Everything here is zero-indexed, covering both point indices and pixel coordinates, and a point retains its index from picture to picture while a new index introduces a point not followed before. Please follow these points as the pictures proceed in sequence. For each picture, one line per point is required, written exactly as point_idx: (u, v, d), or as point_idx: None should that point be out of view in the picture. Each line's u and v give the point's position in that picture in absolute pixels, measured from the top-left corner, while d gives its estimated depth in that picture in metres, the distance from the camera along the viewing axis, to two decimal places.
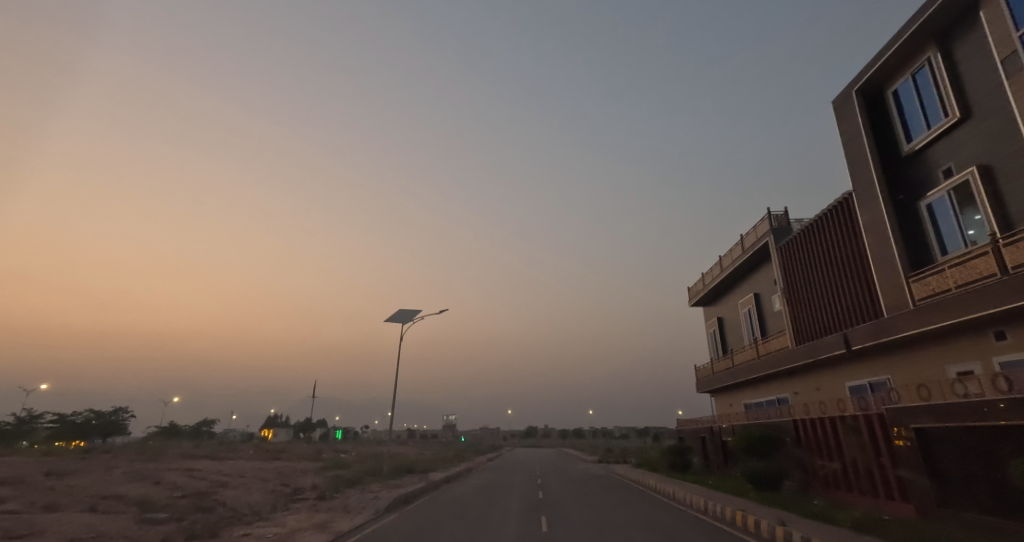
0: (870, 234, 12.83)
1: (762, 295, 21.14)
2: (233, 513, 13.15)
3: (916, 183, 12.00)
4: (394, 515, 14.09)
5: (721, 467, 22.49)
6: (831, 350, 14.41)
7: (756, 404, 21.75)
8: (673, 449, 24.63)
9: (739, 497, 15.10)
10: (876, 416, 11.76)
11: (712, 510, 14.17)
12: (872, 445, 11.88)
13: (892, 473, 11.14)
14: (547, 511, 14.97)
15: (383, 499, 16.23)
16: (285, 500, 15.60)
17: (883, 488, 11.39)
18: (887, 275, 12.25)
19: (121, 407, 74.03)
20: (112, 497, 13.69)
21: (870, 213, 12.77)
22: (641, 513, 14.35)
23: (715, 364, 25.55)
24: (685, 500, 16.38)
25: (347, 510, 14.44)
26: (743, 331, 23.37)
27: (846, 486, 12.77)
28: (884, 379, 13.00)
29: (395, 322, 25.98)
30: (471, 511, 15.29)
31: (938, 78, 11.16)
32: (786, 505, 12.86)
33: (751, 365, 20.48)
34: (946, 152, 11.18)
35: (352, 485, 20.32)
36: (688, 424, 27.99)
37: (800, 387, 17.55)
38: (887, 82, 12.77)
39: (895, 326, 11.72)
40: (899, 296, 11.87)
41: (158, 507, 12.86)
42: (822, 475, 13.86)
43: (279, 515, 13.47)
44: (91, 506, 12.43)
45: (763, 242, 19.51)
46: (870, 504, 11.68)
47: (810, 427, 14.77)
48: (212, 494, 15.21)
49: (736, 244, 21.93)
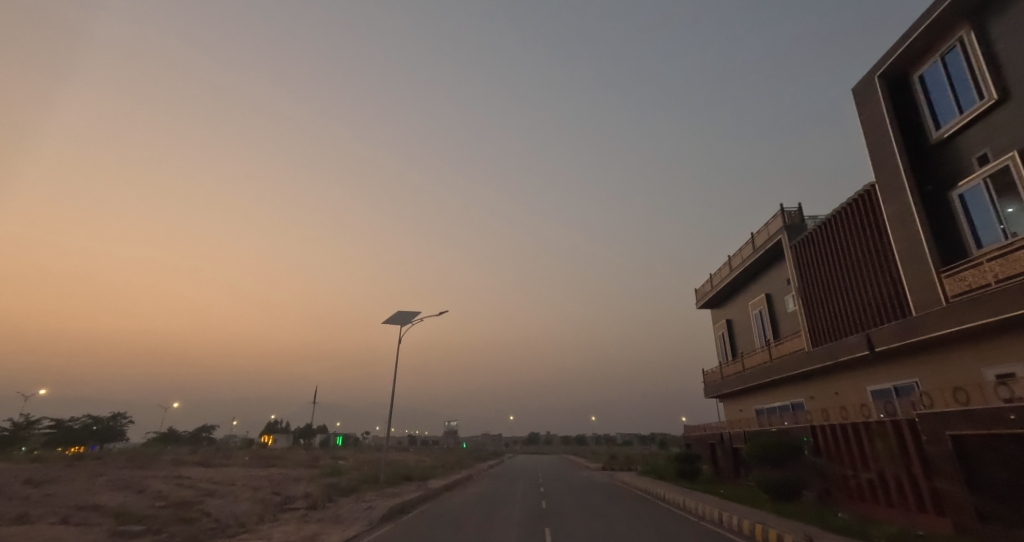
0: (895, 227, 12.05)
1: (774, 296, 20.33)
2: (217, 524, 12.34)
3: (945, 171, 11.24)
4: (388, 526, 13.23)
5: (732, 475, 21.61)
6: (852, 352, 13.59)
7: (769, 410, 20.88)
8: (680, 456, 23.73)
9: (755, 508, 14.26)
10: (905, 423, 10.95)
11: (728, 522, 13.33)
12: (902, 454, 11.04)
13: (926, 485, 10.27)
14: (551, 522, 14.10)
15: (377, 509, 15.35)
16: (274, 510, 14.80)
17: (915, 501, 10.54)
18: (914, 271, 11.47)
19: (121, 413, 74.45)
20: (89, 507, 12.90)
21: (894, 205, 12.02)
22: (651, 525, 13.53)
23: (724, 368, 24.70)
24: (697, 511, 15.54)
25: (339, 521, 13.63)
26: (753, 334, 22.54)
27: (872, 499, 11.91)
28: (911, 383, 12.20)
29: (393, 323, 25.15)
30: (471, 521, 14.45)
31: (971, 58, 10.40)
32: (809, 518, 11.99)
33: (763, 368, 19.64)
34: (980, 138, 10.44)
35: (347, 494, 19.51)
36: (695, 431, 27.15)
37: (816, 392, 16.74)
38: (913, 66, 12.03)
39: (925, 326, 10.91)
40: (928, 293, 11.09)
41: (136, 518, 12.07)
42: (846, 486, 13.02)
43: (265, 526, 12.65)
44: (64, 518, 11.64)
45: (776, 240, 18.73)
46: (900, 518, 10.83)
47: (830, 434, 13.94)
48: (197, 504, 14.37)
49: (746, 243, 21.18)
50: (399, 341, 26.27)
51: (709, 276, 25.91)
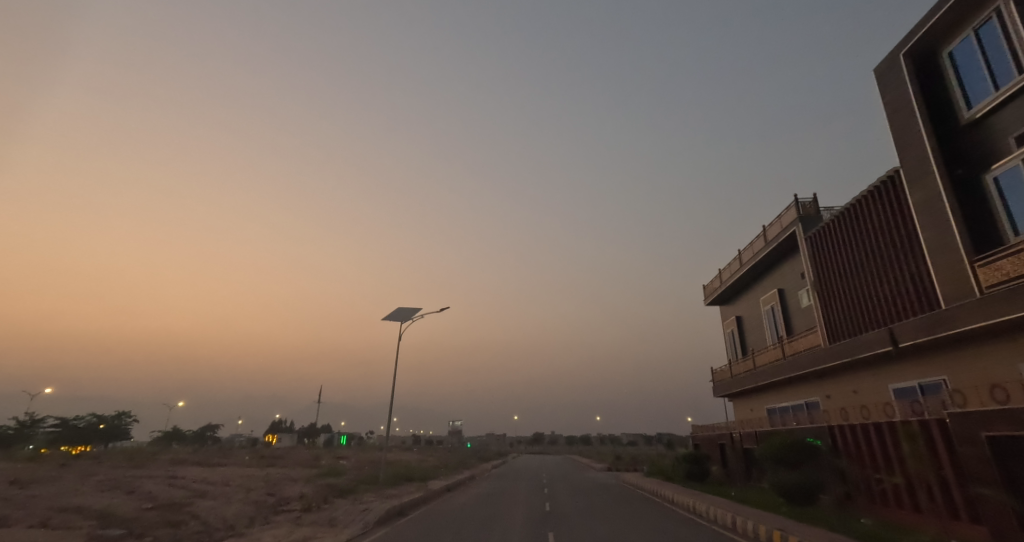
0: (922, 215, 11.30)
1: (788, 291, 19.54)
2: (205, 528, 11.73)
3: (978, 154, 10.50)
4: (384, 530, 12.58)
5: (743, 476, 20.85)
6: (874, 348, 12.84)
7: (782, 409, 20.06)
8: (689, 457, 22.94)
9: (771, 512, 13.54)
10: (935, 423, 10.23)
11: (742, 526, 12.61)
12: (931, 456, 10.31)
13: (959, 489, 9.55)
14: (555, 525, 13.42)
15: (373, 512, 14.70)
16: (268, 512, 14.22)
17: (946, 506, 9.82)
18: (944, 260, 10.72)
19: (125, 413, 74.58)
20: (72, 509, 12.32)
21: (921, 191, 11.29)
22: (659, 529, 12.86)
23: (734, 366, 23.90)
24: (709, 515, 14.78)
25: (333, 524, 12.98)
26: (765, 330, 21.74)
27: (897, 503, 11.19)
28: (939, 380, 11.48)
29: (393, 321, 24.51)
30: (470, 524, 13.78)
31: (1009, 29, 9.65)
32: (830, 524, 11.28)
33: (775, 366, 18.90)
34: (1017, 117, 9.71)
35: (344, 495, 18.91)
36: (703, 430, 26.39)
37: (834, 391, 15.99)
38: (942, 42, 11.29)
39: (956, 319, 10.17)
40: (960, 284, 10.34)
41: (120, 521, 11.45)
42: (868, 489, 12.29)
43: (255, 530, 12.04)
44: (43, 521, 11.04)
45: (790, 232, 17.96)
46: (930, 525, 10.08)
47: (850, 435, 13.18)
48: (186, 506, 13.78)
49: (758, 236, 20.39)
50: (399, 339, 25.62)
51: (719, 271, 25.12)
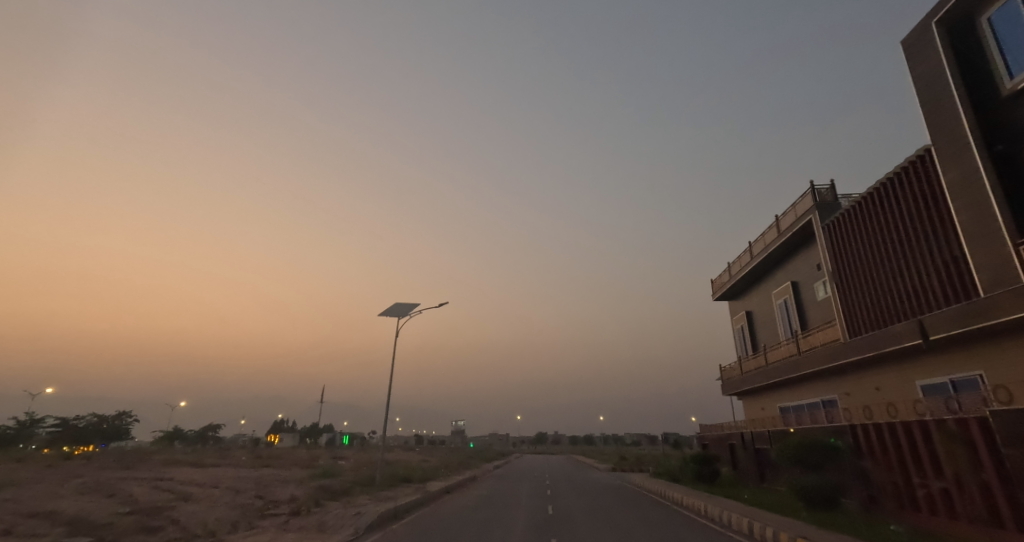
0: (956, 196, 10.40)
1: (802, 283, 18.65)
2: (182, 534, 10.89)
3: (1021, 127, 9.59)
4: (376, 536, 11.73)
5: (755, 478, 19.94)
6: (900, 341, 11.97)
7: (795, 407, 19.18)
8: (698, 458, 22.02)
9: (789, 518, 12.62)
10: (975, 421, 9.33)
11: (760, 532, 11.67)
12: (970, 457, 9.39)
13: (1004, 494, 8.63)
14: (558, 529, 12.58)
15: (366, 516, 13.81)
16: (254, 517, 13.37)
17: (990, 513, 8.89)
18: (983, 245, 9.83)
19: (127, 414, 74.23)
20: (42, 514, 11.53)
21: (954, 171, 10.41)
22: (670, 534, 11.95)
23: (744, 364, 22.97)
24: (723, 520, 13.86)
25: (322, 530, 12.12)
26: (778, 326, 20.83)
27: (932, 510, 10.27)
28: (975, 376, 10.61)
29: (392, 317, 23.69)
30: (467, 528, 12.91)
31: None
32: (857, 531, 10.35)
33: (789, 362, 18.00)
34: None
35: (337, 498, 18.06)
36: (712, 430, 25.50)
37: (854, 388, 15.11)
38: (981, 7, 10.39)
39: (997, 308, 9.28)
40: (1001, 270, 9.45)
41: (89, 528, 10.60)
42: (897, 494, 11.36)
43: (237, 536, 11.20)
44: (7, 528, 10.24)
45: (805, 222, 17.05)
46: (971, 533, 9.15)
47: (874, 434, 12.30)
48: (167, 510, 12.98)
49: (771, 227, 19.46)
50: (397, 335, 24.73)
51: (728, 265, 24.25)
